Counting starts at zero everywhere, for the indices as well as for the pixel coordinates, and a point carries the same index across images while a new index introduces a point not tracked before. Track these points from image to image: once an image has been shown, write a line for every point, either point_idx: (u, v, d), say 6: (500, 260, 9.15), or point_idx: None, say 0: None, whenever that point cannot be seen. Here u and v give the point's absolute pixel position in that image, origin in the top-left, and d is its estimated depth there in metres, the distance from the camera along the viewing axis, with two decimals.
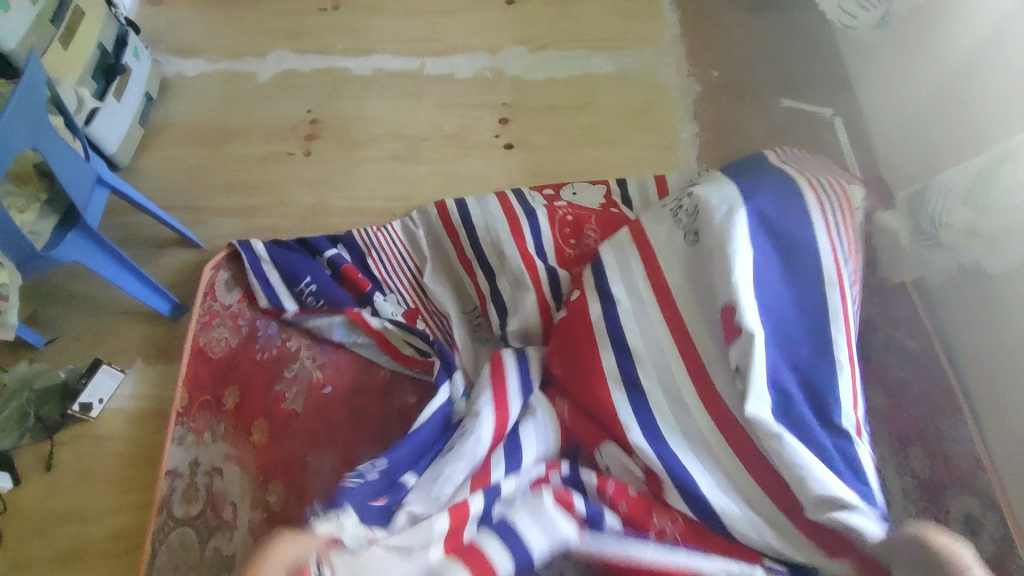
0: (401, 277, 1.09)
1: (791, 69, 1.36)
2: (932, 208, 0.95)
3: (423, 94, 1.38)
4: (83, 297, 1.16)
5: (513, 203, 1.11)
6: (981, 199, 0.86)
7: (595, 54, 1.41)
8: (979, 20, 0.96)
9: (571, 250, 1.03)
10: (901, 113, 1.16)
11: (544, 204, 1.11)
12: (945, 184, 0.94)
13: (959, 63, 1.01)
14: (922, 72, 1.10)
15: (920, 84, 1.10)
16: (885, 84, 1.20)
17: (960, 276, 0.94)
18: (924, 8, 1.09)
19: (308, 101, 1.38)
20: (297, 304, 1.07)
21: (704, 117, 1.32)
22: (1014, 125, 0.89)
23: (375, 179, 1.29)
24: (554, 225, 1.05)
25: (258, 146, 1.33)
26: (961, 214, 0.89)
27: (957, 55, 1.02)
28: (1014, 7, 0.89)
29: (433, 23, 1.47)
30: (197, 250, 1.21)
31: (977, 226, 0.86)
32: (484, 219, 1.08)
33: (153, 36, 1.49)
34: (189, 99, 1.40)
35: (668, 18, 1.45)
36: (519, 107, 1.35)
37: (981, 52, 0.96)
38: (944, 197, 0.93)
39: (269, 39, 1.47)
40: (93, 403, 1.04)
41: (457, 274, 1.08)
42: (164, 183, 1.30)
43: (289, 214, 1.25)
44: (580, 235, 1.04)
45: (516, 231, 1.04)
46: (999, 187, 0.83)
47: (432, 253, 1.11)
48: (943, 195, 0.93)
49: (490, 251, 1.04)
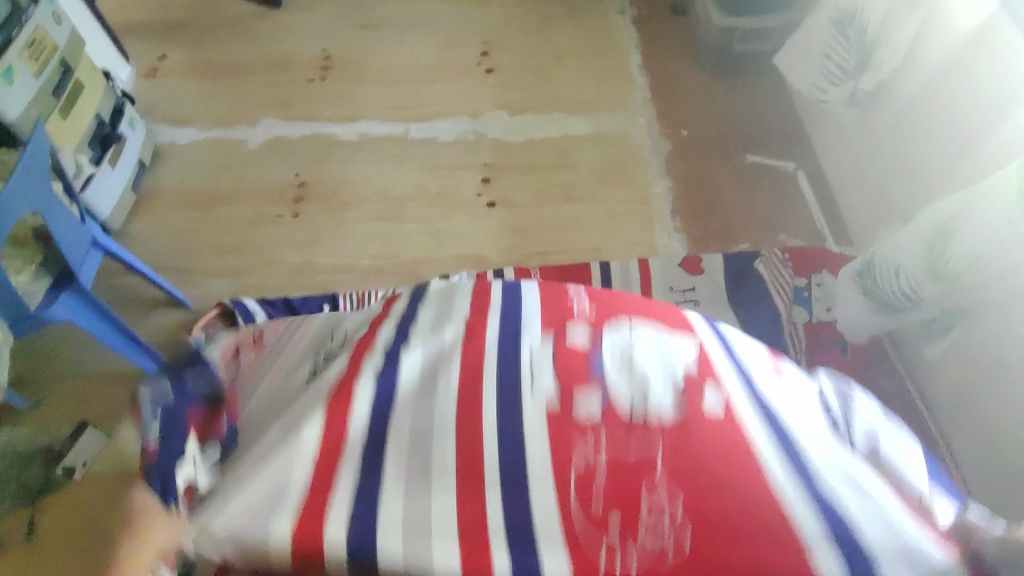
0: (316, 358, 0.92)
1: (754, 128, 1.45)
2: (885, 281, 0.90)
3: (407, 157, 1.44)
4: (72, 359, 1.16)
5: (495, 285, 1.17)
6: (934, 263, 0.82)
7: (570, 117, 1.49)
8: (911, 72, 1.01)
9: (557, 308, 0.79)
10: (855, 165, 1.22)
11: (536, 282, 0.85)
12: (886, 258, 0.90)
13: (893, 114, 1.08)
14: (863, 130, 1.17)
15: (865, 142, 1.18)
16: (836, 140, 1.28)
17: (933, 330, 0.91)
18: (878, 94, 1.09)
19: (297, 165, 1.44)
20: None
21: (675, 173, 1.39)
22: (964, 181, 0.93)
23: (362, 237, 1.33)
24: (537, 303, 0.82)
25: (248, 208, 1.38)
26: (932, 286, 0.84)
27: (892, 109, 1.07)
28: (942, 67, 0.95)
29: (417, 91, 1.56)
30: (186, 311, 1.24)
31: (955, 288, 0.82)
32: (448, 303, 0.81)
33: (147, 108, 1.55)
34: (181, 164, 1.45)
35: (637, 83, 1.55)
36: (499, 167, 1.41)
37: (913, 103, 1.02)
38: (897, 274, 0.88)
39: (260, 108, 1.54)
40: (77, 466, 1.04)
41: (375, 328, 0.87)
42: (154, 246, 1.34)
43: (278, 273, 1.29)
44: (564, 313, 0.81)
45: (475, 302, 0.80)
46: (948, 251, 0.80)
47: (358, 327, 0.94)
48: (895, 273, 0.88)
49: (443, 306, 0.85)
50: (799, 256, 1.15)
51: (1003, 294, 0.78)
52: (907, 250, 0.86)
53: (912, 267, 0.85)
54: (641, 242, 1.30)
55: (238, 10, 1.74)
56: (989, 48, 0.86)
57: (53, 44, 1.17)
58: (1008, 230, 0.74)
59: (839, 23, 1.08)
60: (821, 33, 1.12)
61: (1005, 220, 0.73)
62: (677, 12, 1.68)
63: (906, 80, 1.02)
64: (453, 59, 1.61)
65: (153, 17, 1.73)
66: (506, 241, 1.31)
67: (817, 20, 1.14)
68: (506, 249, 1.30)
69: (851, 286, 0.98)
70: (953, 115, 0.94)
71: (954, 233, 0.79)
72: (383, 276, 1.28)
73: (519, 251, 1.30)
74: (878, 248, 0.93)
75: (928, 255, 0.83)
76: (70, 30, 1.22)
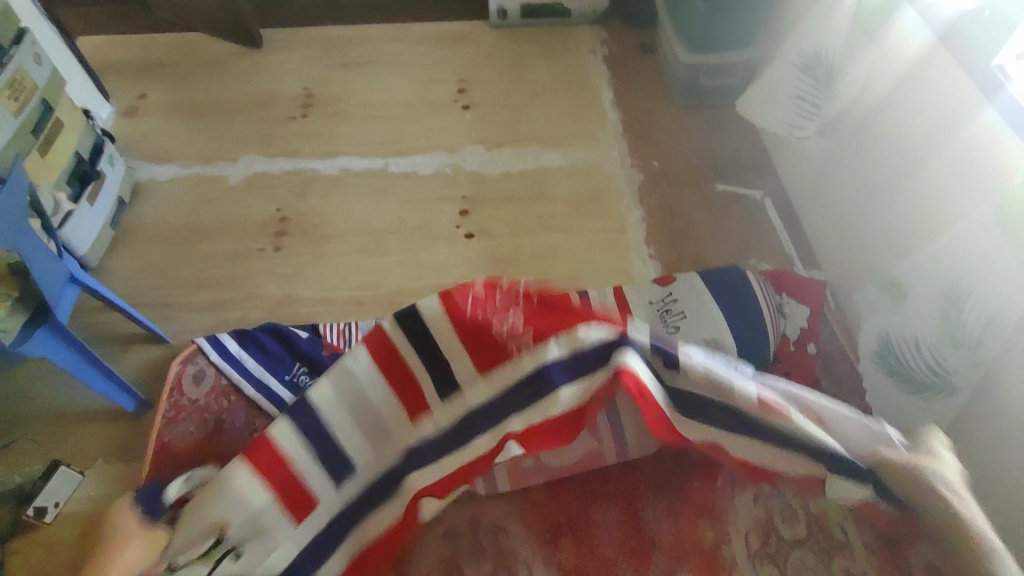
0: None
1: (722, 159, 1.50)
2: (911, 359, 0.93)
3: (386, 191, 1.47)
4: (46, 397, 1.15)
5: None
6: (950, 321, 0.87)
7: (545, 150, 1.54)
8: (865, 105, 1.06)
9: None
10: (818, 184, 1.27)
11: None
12: (904, 334, 0.94)
13: (850, 139, 1.13)
14: (826, 158, 1.22)
15: (828, 168, 1.22)
16: (800, 167, 1.34)
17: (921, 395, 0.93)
18: (848, 130, 1.13)
19: (277, 201, 1.45)
20: (288, 389, 1.13)
21: (648, 203, 1.44)
22: (934, 209, 0.95)
23: (342, 270, 1.34)
24: None
25: (228, 243, 1.38)
26: (954, 356, 0.87)
27: (847, 138, 1.13)
28: (890, 97, 1.01)
29: (396, 127, 1.59)
30: (165, 345, 1.24)
31: (979, 358, 0.85)
32: None
33: (127, 145, 1.57)
34: (160, 201, 1.46)
35: (609, 117, 1.60)
36: (478, 200, 1.44)
37: (870, 128, 1.07)
38: (919, 348, 0.91)
39: (240, 145, 1.56)
40: (49, 506, 1.02)
41: None
42: (133, 282, 1.33)
43: (259, 306, 1.29)
44: None
45: None
46: (965, 303, 0.86)
47: None
48: (917, 347, 0.92)
49: None
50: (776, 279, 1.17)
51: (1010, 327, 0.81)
52: (924, 323, 0.91)
53: (933, 337, 0.89)
54: (617, 270, 1.33)
55: (219, 51, 1.77)
56: (937, 75, 0.91)
57: (33, 84, 1.19)
58: (1008, 276, 0.80)
59: (805, 68, 1.15)
60: (787, 79, 1.19)
61: (998, 254, 0.82)
62: (646, 51, 1.75)
63: (865, 107, 1.07)
64: (431, 95, 1.66)
65: (135, 58, 1.76)
66: (485, 272, 1.33)
67: (782, 68, 1.22)
68: (485, 280, 1.32)
69: (877, 371, 1.01)
70: (908, 144, 0.99)
71: (967, 298, 0.86)
72: (364, 307, 1.29)
73: (497, 281, 1.32)
74: (892, 322, 0.98)
75: (946, 322, 0.88)
76: (51, 70, 1.24)
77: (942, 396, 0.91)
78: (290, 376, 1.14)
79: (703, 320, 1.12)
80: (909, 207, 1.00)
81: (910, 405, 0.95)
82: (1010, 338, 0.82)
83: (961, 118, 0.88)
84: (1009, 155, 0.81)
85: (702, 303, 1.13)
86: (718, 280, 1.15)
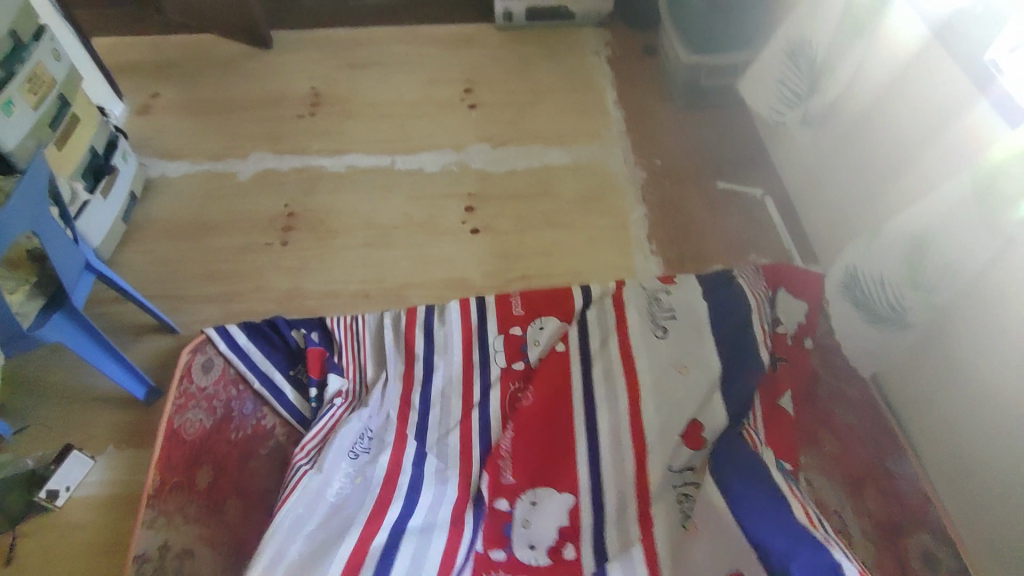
0: (352, 358, 1.17)
1: (723, 159, 1.52)
2: (874, 293, 0.99)
3: (393, 187, 1.49)
4: (57, 384, 1.17)
5: (473, 308, 1.22)
6: (913, 264, 0.91)
7: (549, 148, 1.56)
8: (852, 99, 1.10)
9: (514, 325, 1.20)
10: (805, 167, 1.29)
11: (498, 310, 1.21)
12: (869, 276, 1.01)
13: (844, 135, 1.15)
14: (810, 146, 1.25)
15: (811, 152, 1.26)
16: (788, 155, 1.36)
17: (876, 327, 1.00)
18: (837, 123, 1.15)
19: (286, 197, 1.48)
20: (291, 382, 1.16)
21: (650, 199, 1.46)
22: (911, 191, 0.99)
23: (349, 264, 1.36)
24: (500, 315, 1.20)
25: (237, 237, 1.41)
26: (911, 297, 0.92)
27: (833, 131, 1.17)
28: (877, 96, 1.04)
29: (403, 126, 1.62)
30: (174, 335, 1.26)
31: (932, 302, 0.90)
32: (442, 316, 1.21)
33: (139, 143, 1.60)
34: (171, 196, 1.49)
35: (612, 117, 1.63)
36: (482, 196, 1.47)
37: (856, 122, 1.10)
38: (882, 285, 0.97)
39: (250, 143, 1.59)
40: (60, 490, 1.04)
41: (395, 363, 1.17)
42: (144, 274, 1.36)
43: (267, 298, 1.31)
44: (517, 317, 1.20)
45: (465, 318, 1.21)
46: (929, 254, 0.89)
47: (383, 352, 1.18)
48: (879, 285, 0.98)
49: (440, 324, 1.21)
50: (773, 273, 1.19)
51: (963, 273, 0.87)
52: (889, 265, 0.96)
53: (896, 280, 0.94)
54: (618, 265, 1.35)
55: (231, 51, 1.81)
56: (924, 75, 0.94)
57: (52, 79, 1.22)
58: (964, 225, 0.85)
59: (791, 55, 1.19)
60: (775, 65, 1.23)
61: (963, 211, 0.85)
62: (649, 53, 1.78)
63: (853, 103, 1.10)
64: (437, 95, 1.69)
65: (148, 58, 1.80)
66: (489, 266, 1.36)
67: (772, 53, 1.25)
68: (488, 274, 1.35)
69: (842, 301, 1.09)
70: (896, 139, 1.02)
71: (930, 247, 0.89)
72: (370, 300, 1.31)
73: (501, 275, 1.34)
74: (863, 265, 1.04)
75: (907, 265, 0.92)
76: (68, 67, 1.27)
77: (900, 330, 0.96)
78: (293, 371, 1.17)
79: (695, 325, 1.13)
80: (900, 198, 1.02)
81: (882, 342, 1.00)
82: (959, 287, 0.88)
83: (957, 109, 0.88)
84: (982, 139, 0.84)
85: (694, 305, 1.15)
86: (711, 283, 1.17)
